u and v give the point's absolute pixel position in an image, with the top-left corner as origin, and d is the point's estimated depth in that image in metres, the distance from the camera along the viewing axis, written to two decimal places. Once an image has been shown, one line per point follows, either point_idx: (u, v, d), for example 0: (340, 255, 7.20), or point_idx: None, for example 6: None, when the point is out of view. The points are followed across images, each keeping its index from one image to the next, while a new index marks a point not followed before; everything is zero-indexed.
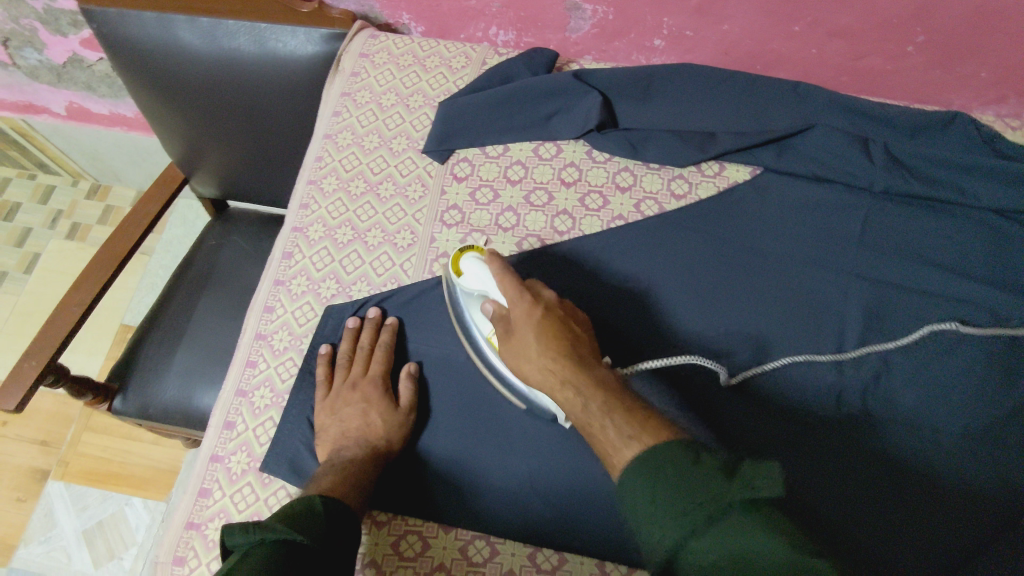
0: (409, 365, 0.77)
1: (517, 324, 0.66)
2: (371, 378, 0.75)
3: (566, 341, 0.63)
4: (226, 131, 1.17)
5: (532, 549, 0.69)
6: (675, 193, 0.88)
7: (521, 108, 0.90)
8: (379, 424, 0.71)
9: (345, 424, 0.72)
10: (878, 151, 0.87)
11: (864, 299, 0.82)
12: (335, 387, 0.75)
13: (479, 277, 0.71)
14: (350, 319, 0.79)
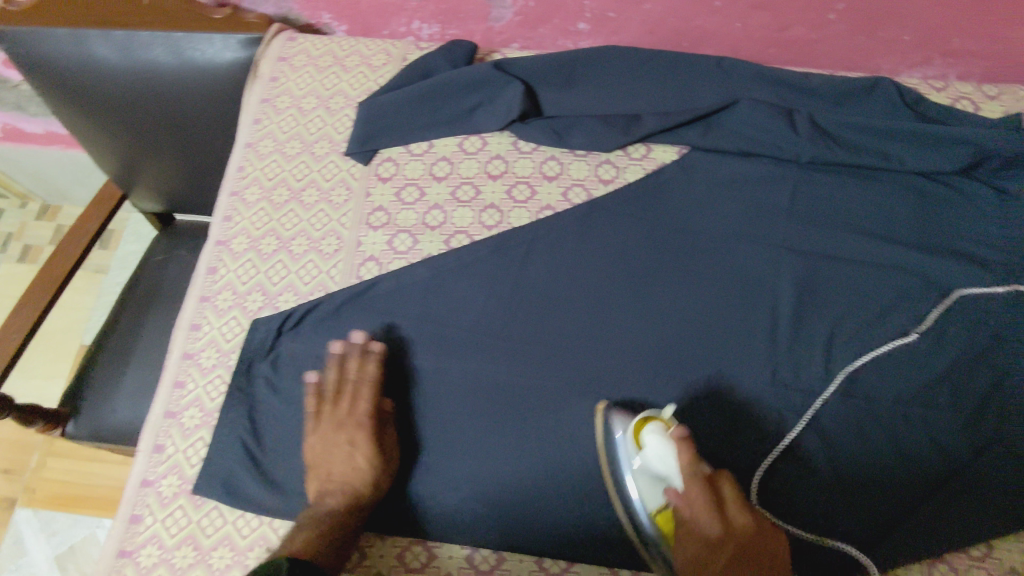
0: (388, 403, 0.73)
1: (706, 557, 0.60)
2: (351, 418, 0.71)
3: (759, 573, 0.59)
4: (162, 146, 1.14)
5: (470, 551, 0.71)
6: (602, 178, 0.87)
7: (443, 103, 0.88)
8: (365, 472, 0.68)
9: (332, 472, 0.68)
10: (803, 122, 0.86)
11: (796, 273, 0.82)
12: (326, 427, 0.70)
13: (663, 455, 0.65)
14: (311, 375, 0.73)
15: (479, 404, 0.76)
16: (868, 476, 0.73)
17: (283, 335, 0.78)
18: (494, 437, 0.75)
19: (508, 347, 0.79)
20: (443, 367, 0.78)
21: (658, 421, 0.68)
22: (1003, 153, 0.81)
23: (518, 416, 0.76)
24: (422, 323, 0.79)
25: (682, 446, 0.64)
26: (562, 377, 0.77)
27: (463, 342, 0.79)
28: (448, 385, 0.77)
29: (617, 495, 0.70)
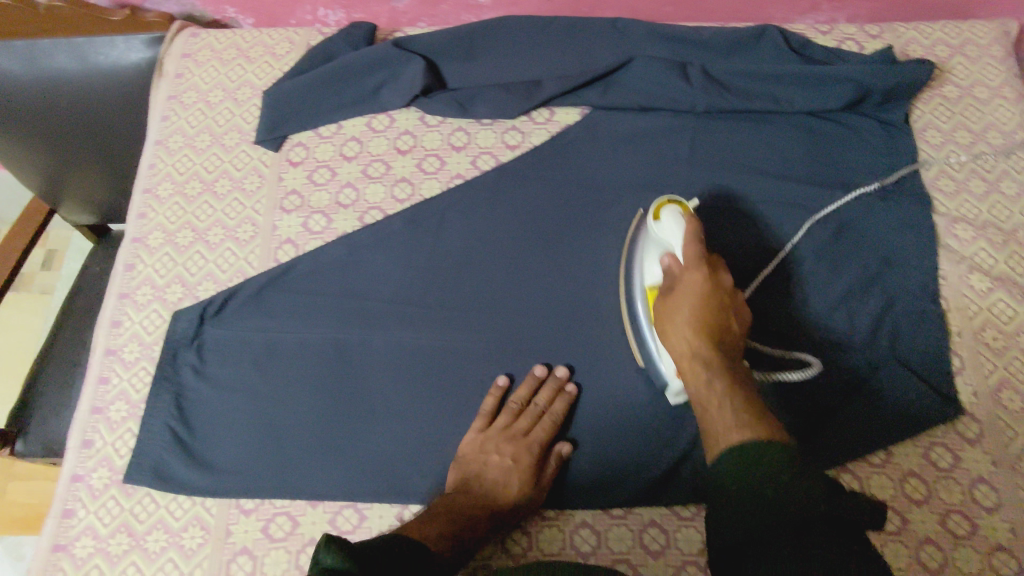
0: (564, 446, 0.74)
1: (676, 286, 0.69)
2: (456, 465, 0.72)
3: (716, 327, 0.65)
4: (75, 155, 1.13)
5: (399, 508, 0.72)
6: (509, 144, 0.89)
7: (348, 85, 0.90)
8: (516, 495, 0.70)
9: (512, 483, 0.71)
10: (696, 73, 0.89)
11: (698, 217, 0.85)
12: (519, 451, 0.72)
13: (669, 230, 0.72)
14: (500, 376, 0.77)
15: (402, 371, 0.78)
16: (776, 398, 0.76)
17: (206, 323, 0.80)
18: (419, 399, 0.77)
19: (428, 314, 0.81)
20: (364, 338, 0.79)
21: (675, 202, 0.74)
22: (880, 87, 0.85)
23: (439, 377, 0.78)
24: (341, 298, 0.81)
25: (688, 223, 0.72)
26: (483, 337, 0.80)
27: (382, 313, 0.80)
28: (370, 355, 0.79)
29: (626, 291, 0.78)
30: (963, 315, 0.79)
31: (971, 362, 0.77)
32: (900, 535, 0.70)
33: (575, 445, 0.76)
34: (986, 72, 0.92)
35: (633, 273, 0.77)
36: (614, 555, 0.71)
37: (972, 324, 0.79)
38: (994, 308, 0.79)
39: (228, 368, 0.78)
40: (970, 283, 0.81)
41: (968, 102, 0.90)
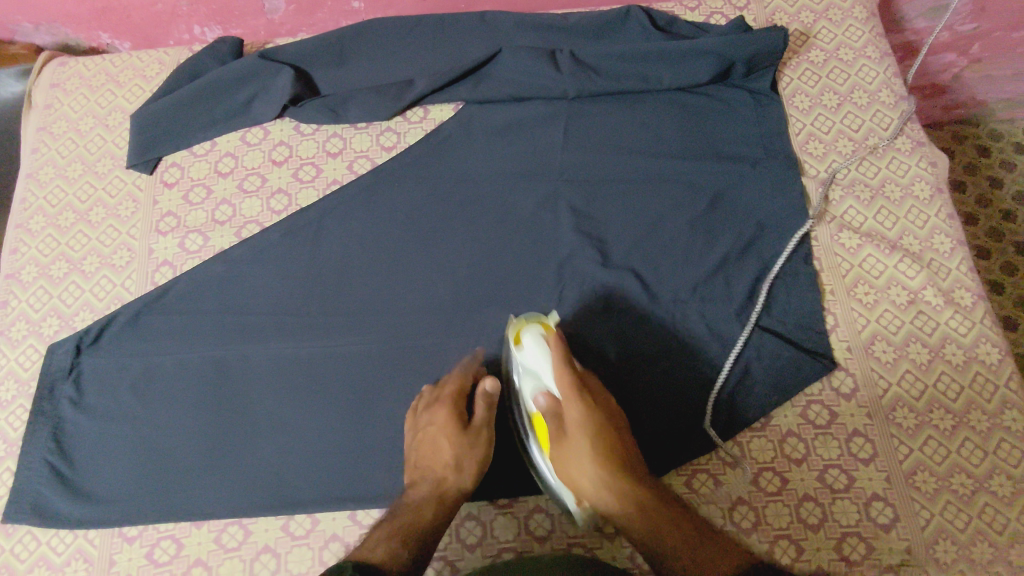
0: (489, 381, 0.72)
1: (567, 429, 0.66)
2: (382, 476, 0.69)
3: (615, 455, 0.65)
4: None
5: (284, 520, 0.73)
6: (384, 146, 0.90)
7: (218, 100, 0.88)
8: (450, 458, 0.69)
9: (446, 463, 0.69)
10: (566, 59, 0.88)
11: (574, 201, 0.85)
12: (441, 425, 0.70)
13: (536, 354, 0.69)
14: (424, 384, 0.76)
15: (284, 382, 0.78)
16: (655, 372, 0.77)
17: (83, 353, 0.79)
18: (304, 410, 0.77)
19: (308, 323, 0.80)
20: (244, 353, 0.79)
21: (533, 324, 0.71)
22: (744, 57, 0.86)
23: (321, 390, 0.78)
24: (221, 315, 0.80)
25: (552, 342, 0.69)
26: (364, 342, 0.79)
27: (261, 327, 0.80)
28: (253, 370, 0.78)
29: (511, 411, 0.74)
30: (835, 273, 0.81)
31: (844, 319, 0.79)
32: (779, 495, 0.72)
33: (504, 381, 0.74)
34: (850, 34, 0.93)
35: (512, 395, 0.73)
36: (501, 544, 0.72)
37: (844, 281, 0.81)
38: (865, 264, 0.81)
39: (107, 398, 0.77)
40: (841, 241, 0.82)
41: (834, 64, 0.91)
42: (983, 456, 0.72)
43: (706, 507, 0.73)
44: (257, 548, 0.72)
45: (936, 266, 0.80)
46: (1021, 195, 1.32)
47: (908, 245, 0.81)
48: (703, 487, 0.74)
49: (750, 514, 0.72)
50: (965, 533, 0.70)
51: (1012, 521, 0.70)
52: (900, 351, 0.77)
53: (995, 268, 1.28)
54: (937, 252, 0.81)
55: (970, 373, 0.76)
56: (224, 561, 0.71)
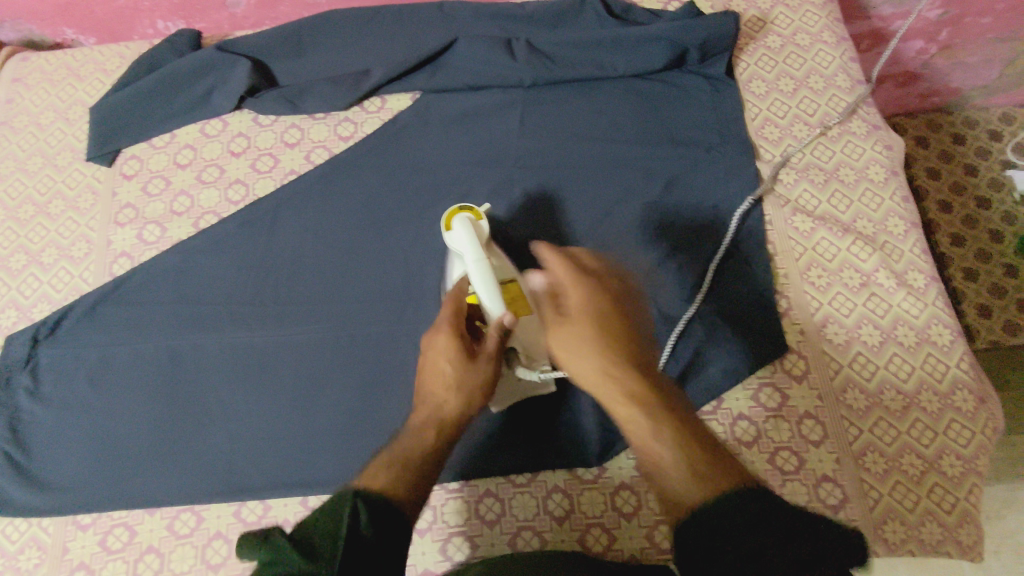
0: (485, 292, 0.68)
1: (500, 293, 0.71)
2: (620, 332, 0.60)
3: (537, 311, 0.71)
4: None
5: (237, 507, 0.73)
6: (342, 136, 0.90)
7: (177, 93, 0.89)
8: (461, 375, 0.61)
9: (446, 386, 0.61)
10: (521, 48, 0.88)
11: (530, 188, 0.85)
12: (445, 348, 0.63)
13: (458, 236, 0.72)
14: None
15: (237, 370, 0.78)
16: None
17: (39, 344, 0.80)
18: (258, 398, 0.77)
19: (263, 311, 0.81)
20: (199, 342, 0.80)
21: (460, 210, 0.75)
22: (694, 44, 0.87)
23: (277, 377, 0.78)
24: (177, 305, 0.81)
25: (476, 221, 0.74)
26: (319, 330, 0.80)
27: (216, 316, 0.81)
28: (208, 358, 0.79)
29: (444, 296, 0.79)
30: (789, 257, 0.81)
31: (796, 302, 0.79)
32: None
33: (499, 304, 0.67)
34: (807, 20, 0.93)
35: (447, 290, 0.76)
36: (450, 529, 0.72)
37: (798, 265, 0.80)
38: (818, 247, 0.81)
39: (63, 386, 0.79)
40: (794, 225, 0.82)
41: (790, 50, 0.92)
42: (934, 436, 0.72)
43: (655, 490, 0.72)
44: (208, 535, 0.72)
45: (888, 248, 0.80)
46: (996, 182, 1.26)
47: (862, 228, 0.81)
48: None
49: None
50: (915, 514, 0.70)
51: (961, 501, 0.70)
52: (852, 333, 0.77)
53: (970, 256, 1.22)
54: (890, 234, 0.81)
55: (921, 354, 0.75)
56: (176, 548, 0.72)
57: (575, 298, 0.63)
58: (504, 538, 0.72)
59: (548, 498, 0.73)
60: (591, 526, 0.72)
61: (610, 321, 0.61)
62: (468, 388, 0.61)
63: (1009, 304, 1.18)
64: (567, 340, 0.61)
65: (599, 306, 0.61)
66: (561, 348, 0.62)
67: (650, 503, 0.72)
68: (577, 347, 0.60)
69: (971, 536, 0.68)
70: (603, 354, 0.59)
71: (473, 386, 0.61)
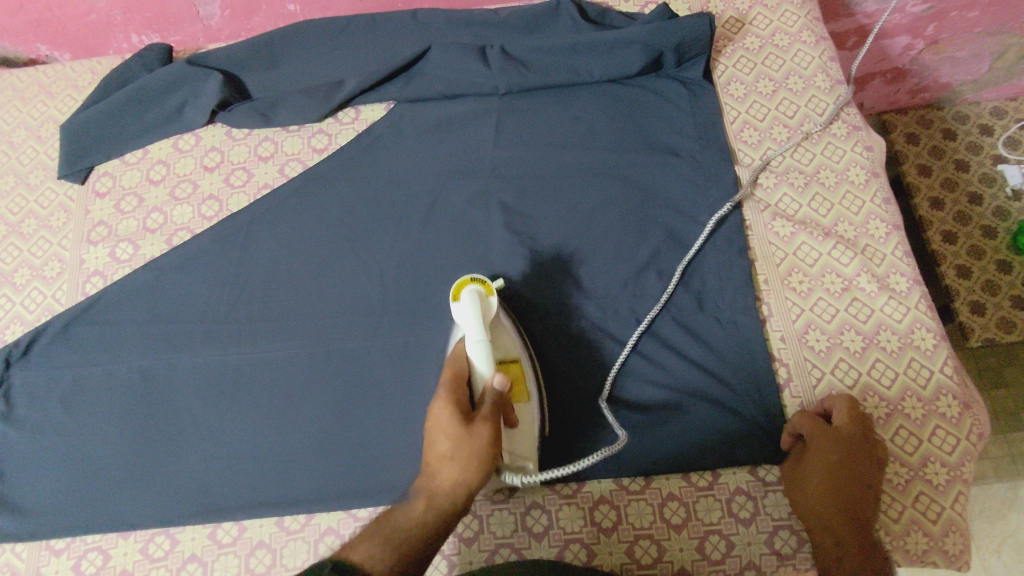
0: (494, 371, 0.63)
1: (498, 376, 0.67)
2: (853, 480, 0.62)
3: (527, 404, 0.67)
4: None
5: (211, 528, 0.72)
6: (316, 148, 0.89)
7: (148, 109, 0.89)
8: (455, 452, 0.57)
9: (445, 458, 0.57)
10: (495, 55, 0.87)
11: (506, 197, 0.84)
12: (443, 419, 0.58)
13: (465, 312, 0.67)
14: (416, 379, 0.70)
15: (211, 389, 0.77)
16: (576, 369, 0.76)
17: (12, 366, 0.80)
18: (231, 416, 0.76)
19: (236, 329, 0.80)
20: (174, 362, 0.79)
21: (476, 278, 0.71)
22: (670, 47, 0.85)
23: (251, 395, 0.77)
24: (150, 323, 0.81)
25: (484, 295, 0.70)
26: (293, 345, 0.79)
27: (188, 334, 0.80)
28: (180, 377, 0.78)
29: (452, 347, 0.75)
30: (769, 262, 0.80)
31: (777, 308, 0.77)
32: (711, 490, 0.70)
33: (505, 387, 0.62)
34: (785, 19, 0.92)
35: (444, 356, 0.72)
36: None
37: (778, 270, 0.79)
38: (799, 252, 0.80)
39: (36, 408, 0.78)
40: (774, 229, 0.81)
41: (769, 51, 0.90)
42: (919, 444, 0.70)
43: (635, 504, 0.71)
44: (183, 557, 0.71)
45: (870, 251, 0.79)
46: (988, 177, 1.24)
47: (843, 232, 0.80)
48: (633, 485, 0.72)
49: (682, 511, 0.70)
50: (901, 524, 0.68)
51: (947, 510, 0.68)
52: (834, 340, 0.75)
53: (963, 254, 1.20)
54: (871, 237, 0.80)
55: (905, 359, 0.74)
56: (150, 571, 0.71)
57: (814, 453, 0.65)
58: (482, 556, 0.71)
59: (527, 514, 0.72)
60: (570, 541, 0.70)
61: (844, 489, 0.62)
62: (465, 458, 0.57)
63: (1003, 300, 1.15)
64: (808, 478, 0.65)
65: (834, 466, 0.63)
66: (797, 487, 0.66)
67: (630, 517, 0.70)
68: (808, 487, 0.65)
69: (957, 545, 0.67)
70: (821, 512, 0.63)
71: (469, 455, 0.57)
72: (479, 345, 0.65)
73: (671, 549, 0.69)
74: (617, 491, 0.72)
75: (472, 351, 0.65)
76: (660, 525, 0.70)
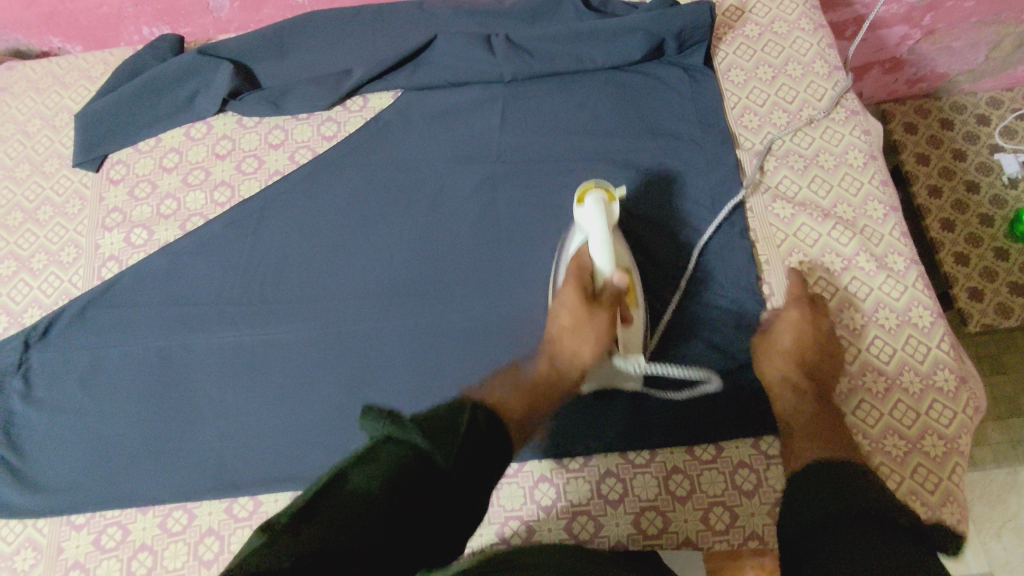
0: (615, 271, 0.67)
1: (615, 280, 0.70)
2: (817, 349, 0.71)
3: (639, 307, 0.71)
4: None
5: (228, 503, 0.74)
6: (325, 136, 0.91)
7: (161, 98, 0.91)
8: (578, 342, 0.67)
9: (571, 336, 0.67)
10: (500, 42, 0.89)
11: (512, 181, 0.86)
12: (567, 299, 0.66)
13: (588, 216, 0.69)
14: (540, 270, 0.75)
15: (225, 369, 0.79)
16: None
17: (31, 348, 0.82)
18: (246, 395, 0.78)
19: (249, 311, 0.82)
20: (188, 343, 0.81)
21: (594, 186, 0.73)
22: (672, 34, 0.87)
23: (264, 374, 0.79)
24: (165, 304, 0.82)
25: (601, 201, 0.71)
26: (306, 326, 0.81)
27: (202, 316, 0.82)
28: (195, 358, 0.80)
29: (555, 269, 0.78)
30: (769, 243, 0.81)
31: (779, 287, 0.79)
32: (715, 463, 0.72)
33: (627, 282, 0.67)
34: (784, 8, 0.94)
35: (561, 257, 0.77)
36: None
37: (779, 251, 0.81)
38: (800, 233, 0.81)
39: (53, 388, 0.80)
40: (775, 212, 0.83)
41: (768, 38, 0.92)
42: (917, 417, 0.72)
43: (641, 477, 0.73)
44: (201, 531, 0.73)
45: (869, 232, 0.81)
46: (984, 166, 1.26)
47: (842, 213, 0.82)
48: (639, 458, 0.74)
49: (686, 483, 0.72)
50: (900, 494, 0.70)
51: (945, 480, 0.70)
52: (834, 316, 0.77)
53: (961, 241, 1.21)
54: (869, 218, 0.81)
55: (903, 336, 0.75)
56: (168, 545, 0.73)
57: (787, 322, 0.72)
58: (493, 528, 0.73)
59: (535, 487, 0.74)
60: (577, 514, 0.72)
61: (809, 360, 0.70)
62: (584, 336, 0.66)
63: (1002, 286, 1.17)
64: (778, 340, 0.72)
65: (806, 333, 0.71)
66: (760, 353, 0.73)
67: (635, 490, 0.72)
68: (773, 351, 0.72)
69: (955, 513, 0.69)
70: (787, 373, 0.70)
71: (587, 334, 0.66)
72: (603, 245, 0.67)
73: (675, 520, 0.71)
74: (623, 465, 0.73)
75: (596, 249, 0.67)
76: (665, 498, 0.72)
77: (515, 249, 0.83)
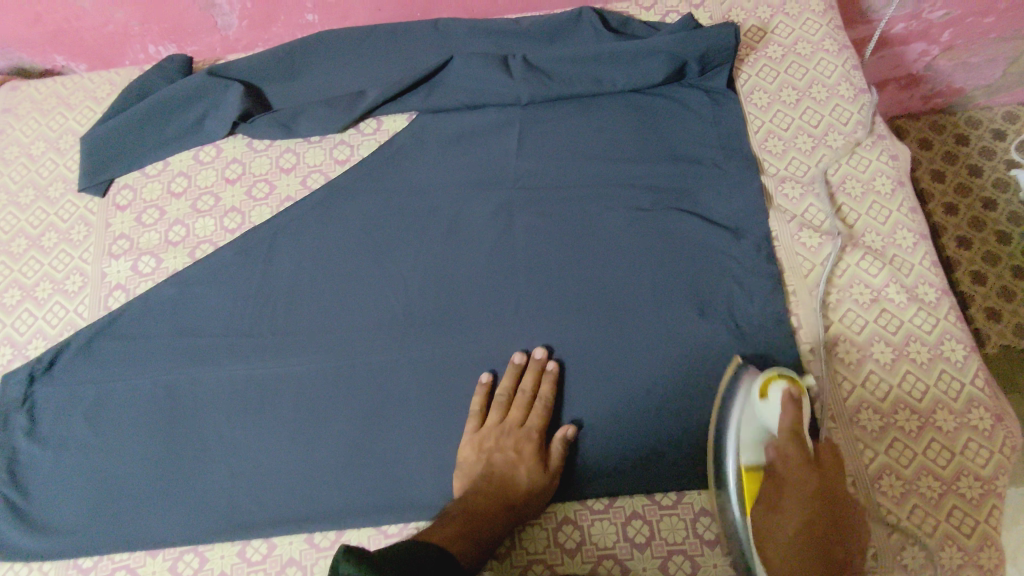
0: (568, 428, 0.72)
1: (782, 466, 0.63)
2: (834, 523, 0.60)
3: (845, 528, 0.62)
4: None
5: (241, 546, 0.72)
6: (338, 159, 0.89)
7: (167, 121, 0.88)
8: (527, 482, 0.69)
9: (525, 488, 0.69)
10: (517, 64, 0.87)
11: (529, 207, 0.84)
12: (526, 455, 0.70)
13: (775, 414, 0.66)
14: (517, 353, 0.75)
15: (236, 403, 0.77)
16: (606, 383, 0.75)
17: (36, 382, 0.79)
18: (259, 431, 0.76)
19: (260, 343, 0.79)
20: (198, 377, 0.78)
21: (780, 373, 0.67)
22: (694, 57, 0.85)
23: (277, 408, 0.77)
24: (174, 335, 0.80)
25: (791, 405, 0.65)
26: (318, 358, 0.78)
27: (213, 348, 0.79)
28: (204, 393, 0.77)
29: (715, 418, 0.71)
30: (797, 273, 0.79)
31: (807, 319, 0.77)
32: None
33: (579, 427, 0.74)
34: (807, 28, 0.92)
35: (723, 429, 0.69)
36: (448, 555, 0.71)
37: (807, 281, 0.79)
38: (827, 262, 0.79)
39: (60, 423, 0.78)
40: (801, 240, 0.80)
41: (791, 60, 0.90)
42: (951, 457, 0.70)
43: (668, 519, 0.70)
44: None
45: (898, 262, 0.79)
46: (1000, 182, 1.24)
47: (870, 242, 0.80)
48: (665, 499, 0.71)
49: (715, 526, 0.70)
50: (934, 538, 0.67)
51: (981, 524, 0.67)
52: (864, 350, 0.75)
53: (978, 260, 1.20)
54: (899, 247, 0.79)
55: (935, 371, 0.73)
56: None
57: (795, 490, 0.62)
58: (515, 572, 0.70)
59: (558, 530, 0.71)
60: (602, 557, 0.70)
61: (817, 518, 0.60)
62: (539, 490, 0.69)
63: (1020, 307, 1.15)
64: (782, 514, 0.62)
65: (815, 501, 0.60)
66: (767, 512, 0.63)
67: (662, 533, 0.70)
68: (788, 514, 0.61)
69: (993, 557, 0.66)
70: (796, 544, 0.60)
71: (540, 493, 0.69)
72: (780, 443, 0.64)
73: (704, 565, 0.68)
74: (649, 506, 0.71)
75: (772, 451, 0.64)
76: (693, 541, 0.69)
77: (534, 278, 0.80)
